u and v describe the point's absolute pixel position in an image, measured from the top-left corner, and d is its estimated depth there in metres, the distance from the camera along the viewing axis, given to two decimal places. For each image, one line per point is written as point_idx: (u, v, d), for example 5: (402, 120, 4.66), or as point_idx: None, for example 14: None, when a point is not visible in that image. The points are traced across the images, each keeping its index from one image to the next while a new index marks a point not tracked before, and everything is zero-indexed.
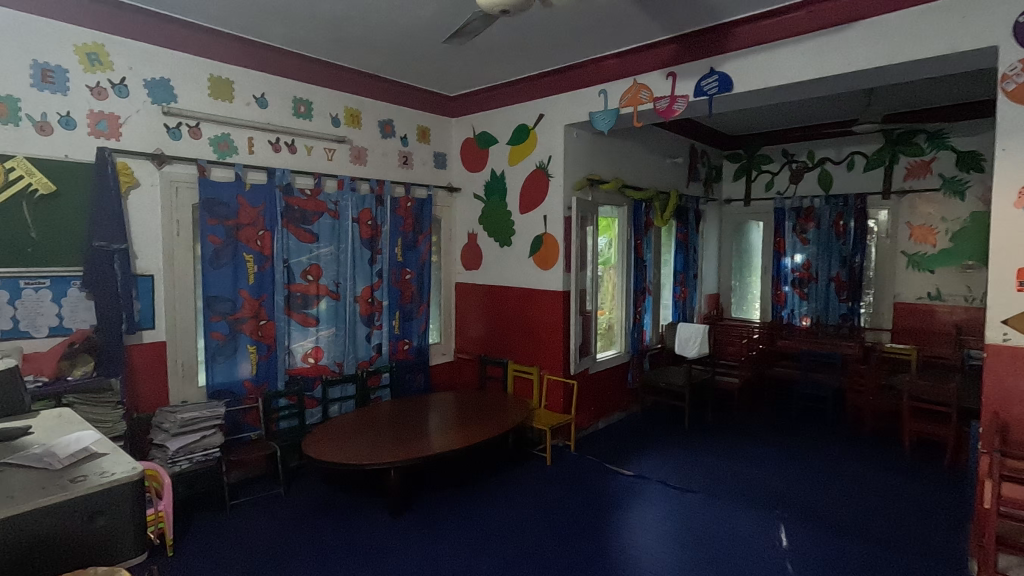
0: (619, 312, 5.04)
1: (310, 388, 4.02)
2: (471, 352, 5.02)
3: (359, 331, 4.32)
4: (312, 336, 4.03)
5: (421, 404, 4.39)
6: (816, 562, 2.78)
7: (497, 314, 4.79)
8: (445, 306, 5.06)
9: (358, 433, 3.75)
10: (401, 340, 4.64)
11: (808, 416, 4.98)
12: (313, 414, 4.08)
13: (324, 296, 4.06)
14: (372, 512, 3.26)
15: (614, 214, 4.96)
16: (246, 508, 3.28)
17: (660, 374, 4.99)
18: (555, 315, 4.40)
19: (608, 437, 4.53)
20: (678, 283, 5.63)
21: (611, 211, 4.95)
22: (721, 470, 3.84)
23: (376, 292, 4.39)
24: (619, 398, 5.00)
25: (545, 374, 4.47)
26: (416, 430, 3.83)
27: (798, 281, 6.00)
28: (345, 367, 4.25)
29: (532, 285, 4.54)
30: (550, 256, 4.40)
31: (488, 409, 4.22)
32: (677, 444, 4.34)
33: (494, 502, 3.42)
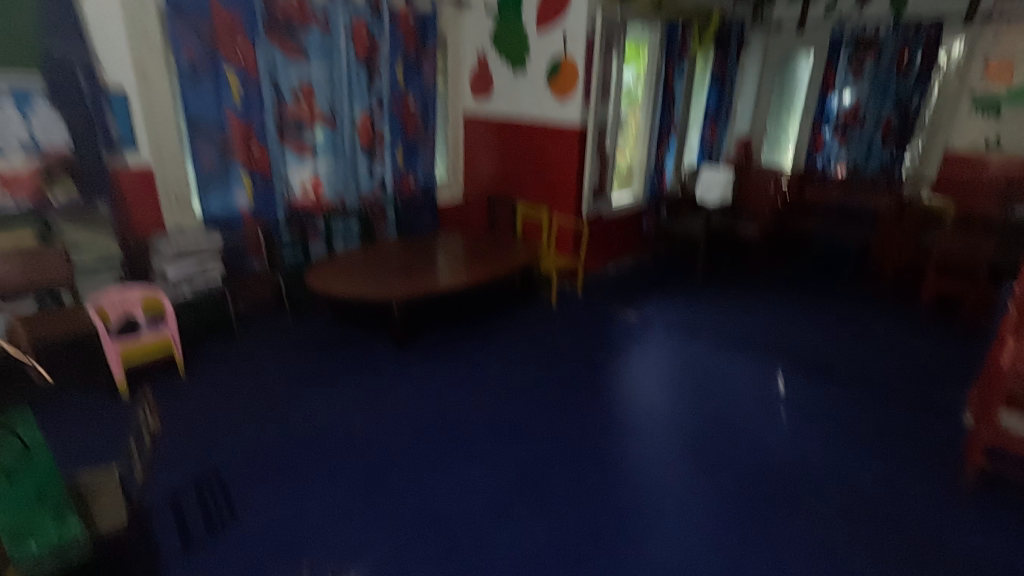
0: (640, 152, 4.66)
1: (312, 220, 3.90)
2: (480, 191, 4.79)
3: (360, 163, 4.06)
4: (310, 166, 3.79)
5: (428, 242, 4.28)
6: (811, 408, 2.84)
7: (508, 150, 4.45)
8: (452, 140, 4.70)
9: (361, 268, 3.71)
10: (406, 175, 4.38)
11: (825, 269, 4.83)
12: (317, 248, 4.00)
13: (319, 123, 3.73)
14: (376, 344, 3.33)
15: (645, 37, 4.32)
16: (255, 336, 3.37)
17: (678, 220, 4.76)
18: (571, 152, 4.06)
19: (616, 282, 4.47)
20: (708, 122, 5.11)
21: (642, 33, 4.28)
22: (728, 319, 3.81)
23: (376, 120, 4.04)
24: (631, 245, 4.86)
25: (556, 216, 4.27)
26: (421, 267, 3.77)
27: (842, 124, 5.47)
28: (347, 202, 4.06)
29: (547, 118, 4.13)
30: (569, 84, 3.93)
31: (495, 250, 4.11)
32: (685, 292, 4.28)
33: (498, 340, 3.46)
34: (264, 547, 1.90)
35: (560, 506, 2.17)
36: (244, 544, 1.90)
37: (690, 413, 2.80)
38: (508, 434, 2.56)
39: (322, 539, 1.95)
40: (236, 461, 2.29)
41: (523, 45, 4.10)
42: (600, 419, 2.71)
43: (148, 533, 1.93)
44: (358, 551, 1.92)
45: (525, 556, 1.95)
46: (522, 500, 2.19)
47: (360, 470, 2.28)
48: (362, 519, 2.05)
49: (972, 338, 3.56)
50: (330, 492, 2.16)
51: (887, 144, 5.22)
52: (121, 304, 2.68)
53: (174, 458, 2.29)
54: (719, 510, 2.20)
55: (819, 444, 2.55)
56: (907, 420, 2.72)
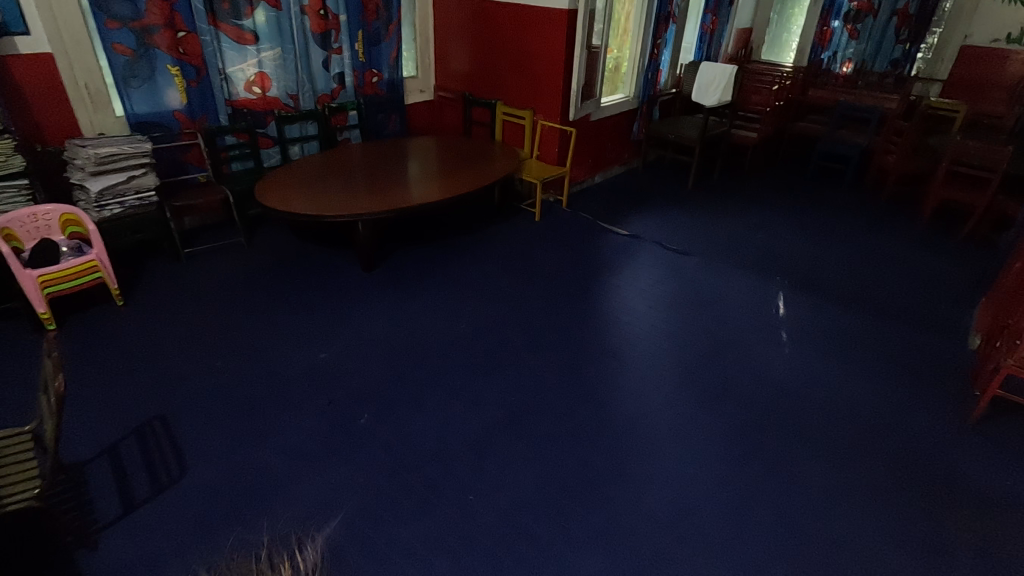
0: (634, 45, 4.13)
1: (262, 124, 3.41)
2: (454, 90, 4.26)
3: (313, 55, 3.50)
4: (253, 58, 3.23)
5: (396, 149, 3.83)
6: (811, 332, 2.69)
7: (484, 41, 3.89)
8: (420, 28, 4.11)
9: (319, 182, 3.28)
10: (369, 70, 3.84)
11: (823, 177, 4.54)
12: (271, 156, 3.55)
13: (259, 2, 3.12)
14: (342, 266, 3.01)
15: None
16: (205, 258, 3.01)
17: (670, 124, 4.37)
18: (558, 43, 3.53)
19: (603, 193, 4.14)
20: (708, 9, 4.53)
21: None
22: (723, 233, 3.56)
23: (328, 2, 3.43)
24: (620, 151, 4.47)
25: (540, 119, 3.81)
26: (388, 181, 3.35)
27: (853, 13, 4.88)
28: (302, 101, 3.55)
29: (530, 0, 3.55)
30: None
31: (472, 158, 3.70)
32: (677, 204, 3.99)
33: (477, 259, 3.17)
34: (225, 502, 1.71)
35: (550, 443, 2.01)
36: (201, 502, 1.70)
37: (686, 337, 2.62)
38: (492, 365, 2.35)
39: (290, 490, 1.77)
40: (188, 404, 2.04)
41: None
42: (590, 345, 2.51)
43: (91, 490, 1.72)
44: (330, 503, 1.74)
45: (515, 500, 1.80)
46: (510, 438, 2.02)
47: (330, 410, 2.07)
48: (333, 467, 1.85)
49: (974, 251, 3.41)
50: (297, 435, 1.96)
51: (901, 37, 4.82)
52: (32, 227, 2.39)
53: (116, 401, 2.03)
54: (719, 443, 2.07)
55: (820, 371, 2.44)
56: (909, 343, 2.61)
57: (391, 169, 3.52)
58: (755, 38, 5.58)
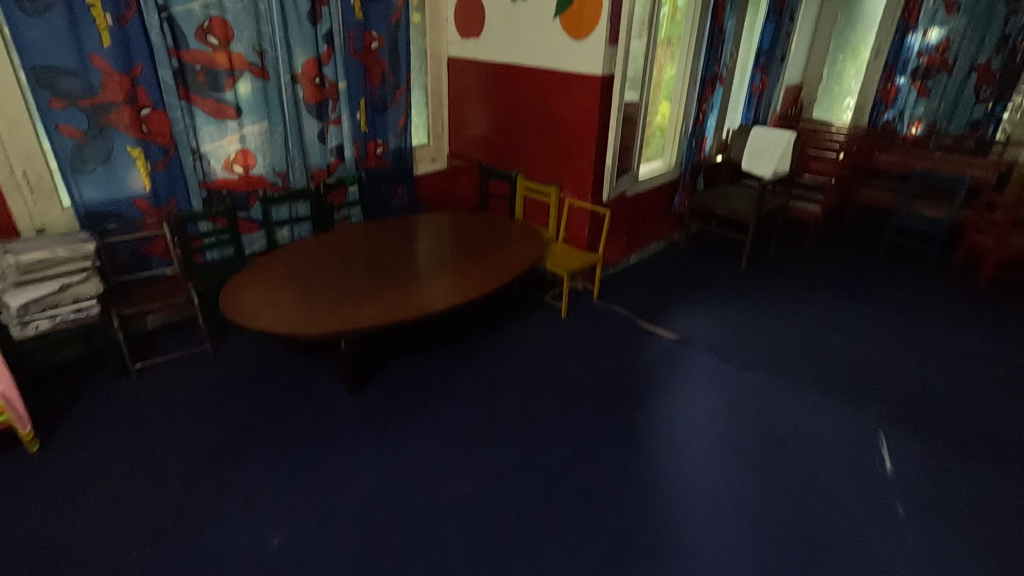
0: (675, 109, 3.60)
1: (244, 207, 2.97)
2: (469, 157, 3.77)
3: (306, 128, 3.05)
4: (234, 133, 2.78)
5: (404, 230, 3.30)
6: (936, 502, 2.01)
7: (505, 107, 3.41)
8: (433, 91, 3.67)
9: (305, 274, 2.68)
10: (372, 140, 3.40)
11: (901, 257, 3.86)
12: (255, 241, 3.07)
13: (241, 72, 2.69)
14: (324, 385, 2.46)
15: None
16: (161, 372, 2.49)
17: (717, 195, 3.79)
18: (589, 114, 3.00)
19: (639, 277, 3.55)
20: (758, 67, 4.01)
21: None
22: (790, 336, 2.94)
23: (324, 68, 2.99)
24: (659, 225, 3.90)
25: (567, 197, 3.27)
26: (389, 272, 2.75)
27: (923, 69, 4.36)
28: (293, 178, 3.08)
29: (556, 64, 3.04)
30: (589, 16, 2.80)
31: (489, 241, 3.14)
32: (728, 292, 3.38)
33: (489, 374, 2.58)
34: None
35: None
36: None
37: (764, 510, 1.97)
38: (502, 562, 1.75)
39: None
40: None
41: None
42: (634, 524, 1.89)
43: None
44: None
45: None
46: None
47: None
48: None
49: None
50: None
51: (982, 94, 4.19)
52: None
53: None
54: None
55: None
56: None
57: (393, 256, 2.95)
58: (806, 93, 5.06)
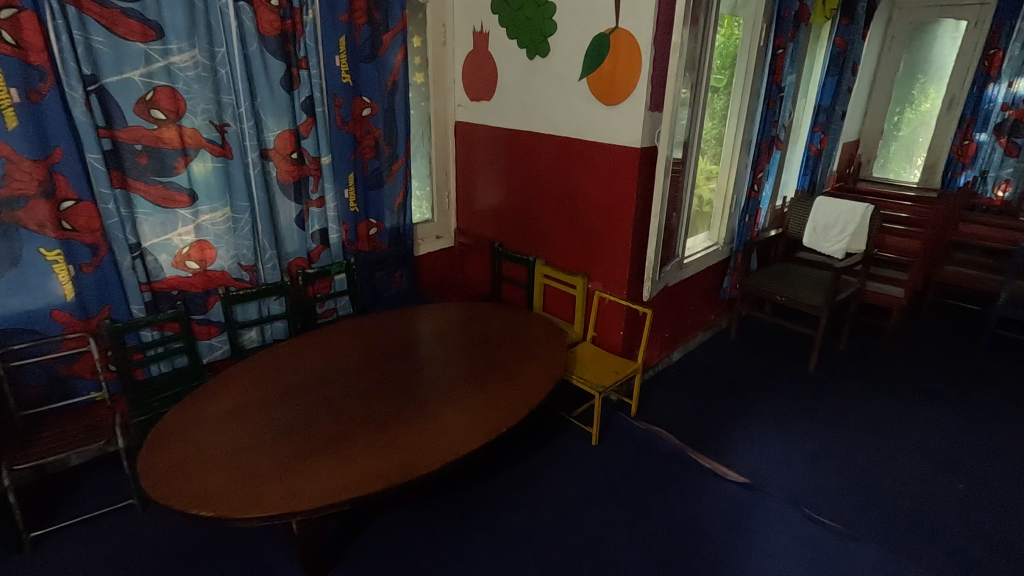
0: (724, 180, 3.03)
1: (201, 308, 2.43)
2: (479, 234, 3.23)
3: (282, 211, 2.55)
4: (188, 224, 2.29)
5: (406, 329, 2.69)
6: None
7: (522, 182, 2.87)
8: (437, 161, 3.17)
9: (274, 401, 2.06)
10: (364, 221, 2.88)
11: (1010, 354, 3.14)
12: (216, 347, 2.52)
13: (196, 150, 2.22)
14: (276, 566, 1.84)
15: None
16: (71, 542, 1.90)
17: (776, 278, 3.16)
18: (624, 193, 2.43)
19: (685, 382, 2.91)
20: (817, 126, 3.44)
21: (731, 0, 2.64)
22: (892, 480, 2.27)
23: (302, 142, 2.50)
24: (705, 313, 3.27)
25: (597, 290, 2.68)
26: (382, 396, 2.11)
27: (1009, 124, 3.72)
28: (264, 272, 2.56)
29: (582, 133, 2.50)
30: (624, 77, 2.28)
31: (505, 347, 2.52)
32: (800, 405, 2.71)
33: (498, 545, 1.94)
34: None
35: None
36: None
37: None
38: None
39: None
40: None
41: (545, 11, 2.47)
42: None
43: None
44: None
45: None
46: None
47: None
48: None
49: None
50: None
51: None
52: None
53: None
54: None
55: None
56: None
57: (388, 368, 2.33)
58: (863, 151, 4.45)
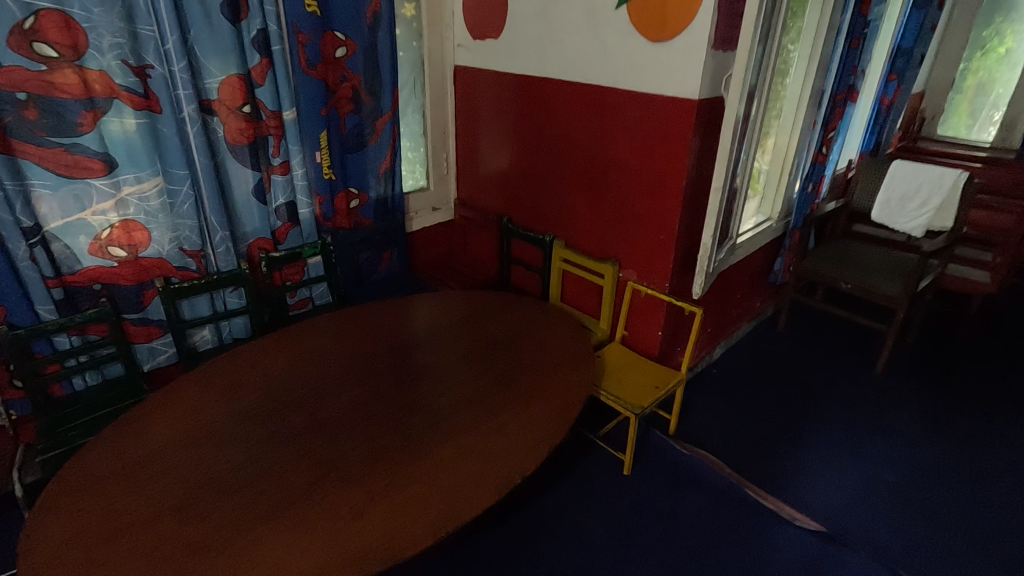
0: (785, 141, 2.46)
1: (134, 307, 1.92)
2: (485, 206, 2.70)
3: (235, 182, 2.01)
4: (107, 200, 1.76)
5: (398, 327, 2.19)
6: None
7: (538, 144, 2.31)
8: (433, 116, 2.60)
9: (223, 438, 1.58)
10: (342, 191, 2.34)
11: None
12: (158, 352, 2.04)
13: (108, 101, 1.65)
14: None
15: None
16: None
17: (840, 261, 2.64)
18: (671, 161, 1.88)
19: (729, 388, 2.44)
20: (895, 74, 2.82)
21: None
22: (998, 526, 1.83)
23: (256, 91, 1.93)
24: (750, 300, 2.77)
25: (630, 280, 2.16)
26: (365, 429, 1.63)
27: None
28: (215, 259, 2.04)
29: (617, 82, 1.93)
30: (680, 4, 1.69)
31: (522, 353, 2.03)
32: (871, 420, 2.26)
33: None
34: None
35: None
36: None
37: None
38: None
39: None
40: None
41: None
42: None
43: None
44: None
45: None
46: None
47: None
48: None
49: None
50: None
51: None
52: None
53: None
54: None
55: None
56: None
57: (375, 382, 1.85)
58: (927, 105, 3.81)
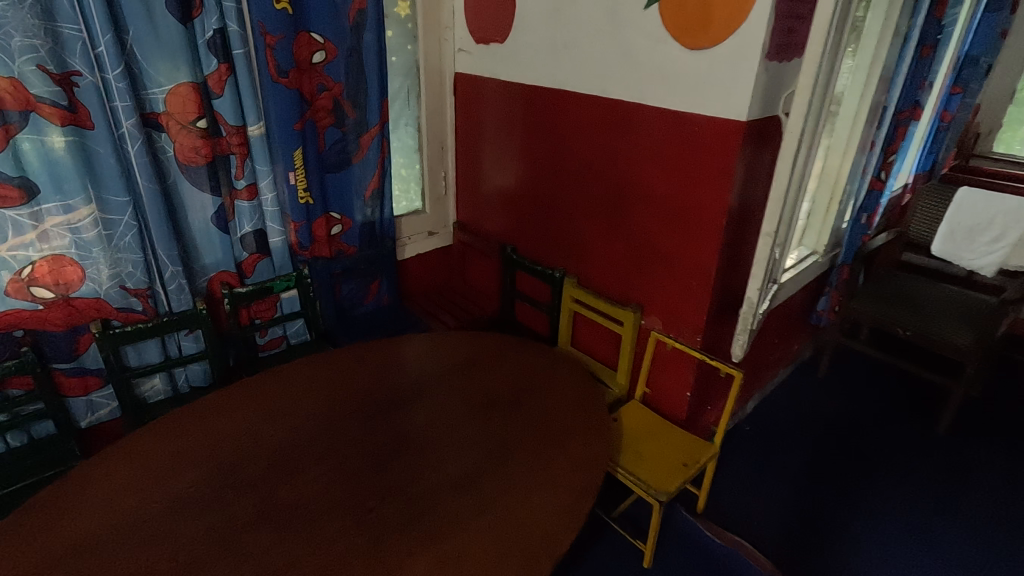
0: (836, 164, 2.11)
1: (66, 356, 1.63)
2: (486, 232, 2.38)
3: (191, 208, 1.71)
4: (26, 233, 1.46)
5: (382, 374, 1.85)
6: None
7: (548, 165, 1.99)
8: (429, 129, 2.28)
9: (149, 547, 1.24)
10: (322, 216, 2.03)
11: None
12: (98, 405, 1.74)
13: (23, 116, 1.36)
14: None
15: None
16: None
17: (899, 302, 2.28)
18: (709, 194, 1.54)
19: (764, 455, 2.11)
20: (961, 85, 2.45)
21: None
22: None
23: (214, 103, 1.62)
24: (788, 344, 2.42)
25: (654, 330, 1.83)
26: (327, 528, 1.30)
27: None
28: (167, 298, 1.74)
29: (645, 96, 1.59)
30: (728, 2, 1.36)
31: (526, 415, 1.69)
32: (932, 502, 1.94)
33: None
34: None
35: None
36: None
37: None
38: None
39: None
40: None
41: None
42: None
43: None
44: None
45: None
46: None
47: None
48: None
49: None
50: None
51: None
52: None
53: None
54: None
55: None
56: None
57: (346, 454, 1.51)
58: (983, 118, 3.16)
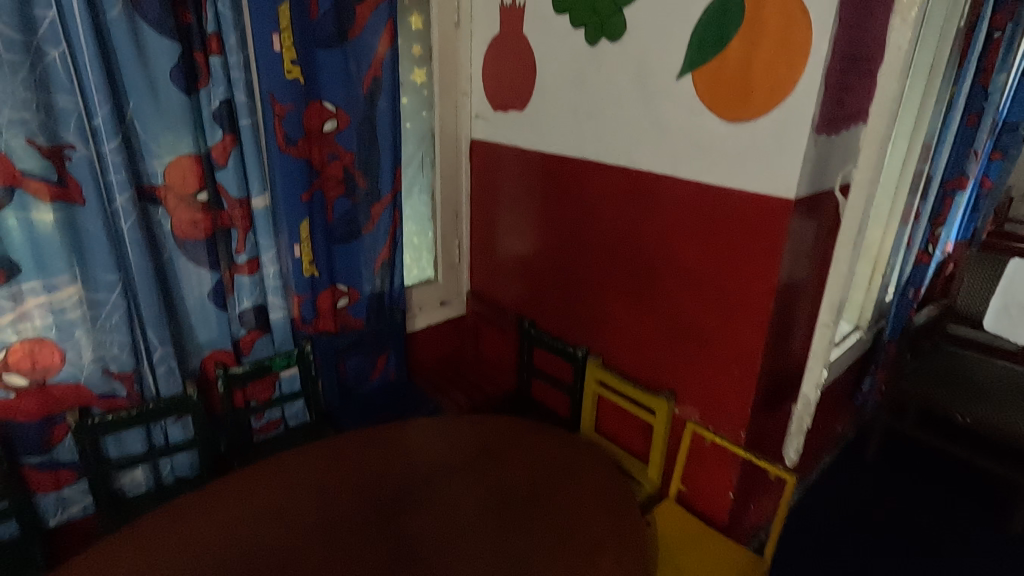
0: (878, 235, 1.97)
1: (38, 448, 1.47)
2: (501, 304, 2.23)
3: (186, 284, 1.59)
4: (1, 316, 1.33)
5: (387, 466, 1.63)
6: None
7: (568, 235, 1.86)
8: (443, 196, 2.18)
9: None
10: (328, 289, 1.90)
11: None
12: (70, 501, 1.57)
13: (8, 192, 1.26)
14: None
15: None
16: None
17: (955, 386, 2.07)
18: (753, 275, 1.39)
19: (814, 560, 1.86)
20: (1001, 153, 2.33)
21: None
22: None
23: (217, 174, 1.53)
24: (831, 428, 2.21)
25: (690, 420, 1.64)
26: None
27: None
28: (155, 382, 1.60)
29: (678, 168, 1.48)
30: (772, 73, 1.26)
31: (548, 522, 1.45)
32: None
33: None
34: None
35: None
36: None
37: None
38: None
39: None
40: None
41: None
42: None
43: None
44: None
45: None
46: None
47: None
48: None
49: None
50: None
51: None
52: None
53: None
54: None
55: None
56: None
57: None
58: (1017, 183, 3.05)
